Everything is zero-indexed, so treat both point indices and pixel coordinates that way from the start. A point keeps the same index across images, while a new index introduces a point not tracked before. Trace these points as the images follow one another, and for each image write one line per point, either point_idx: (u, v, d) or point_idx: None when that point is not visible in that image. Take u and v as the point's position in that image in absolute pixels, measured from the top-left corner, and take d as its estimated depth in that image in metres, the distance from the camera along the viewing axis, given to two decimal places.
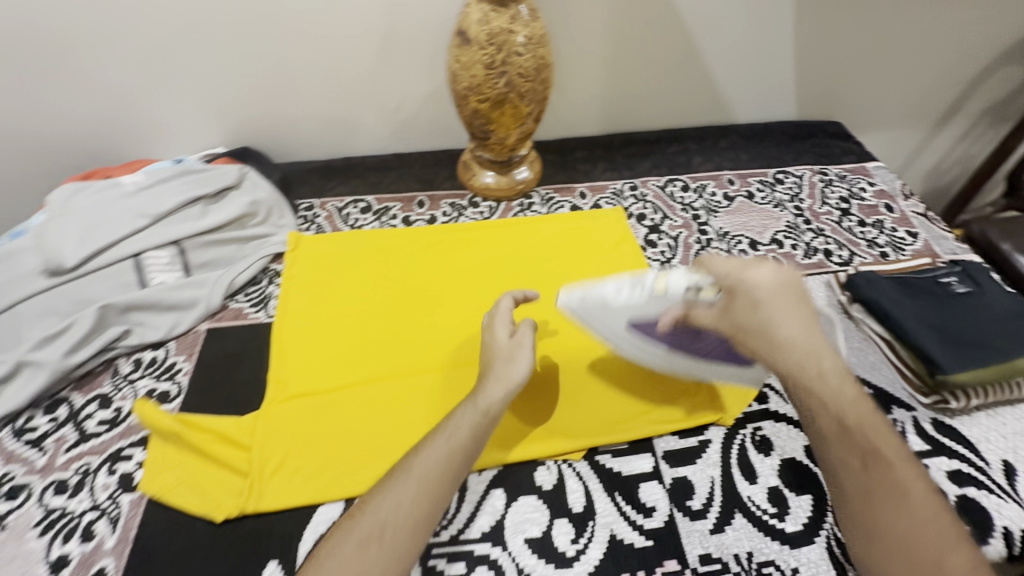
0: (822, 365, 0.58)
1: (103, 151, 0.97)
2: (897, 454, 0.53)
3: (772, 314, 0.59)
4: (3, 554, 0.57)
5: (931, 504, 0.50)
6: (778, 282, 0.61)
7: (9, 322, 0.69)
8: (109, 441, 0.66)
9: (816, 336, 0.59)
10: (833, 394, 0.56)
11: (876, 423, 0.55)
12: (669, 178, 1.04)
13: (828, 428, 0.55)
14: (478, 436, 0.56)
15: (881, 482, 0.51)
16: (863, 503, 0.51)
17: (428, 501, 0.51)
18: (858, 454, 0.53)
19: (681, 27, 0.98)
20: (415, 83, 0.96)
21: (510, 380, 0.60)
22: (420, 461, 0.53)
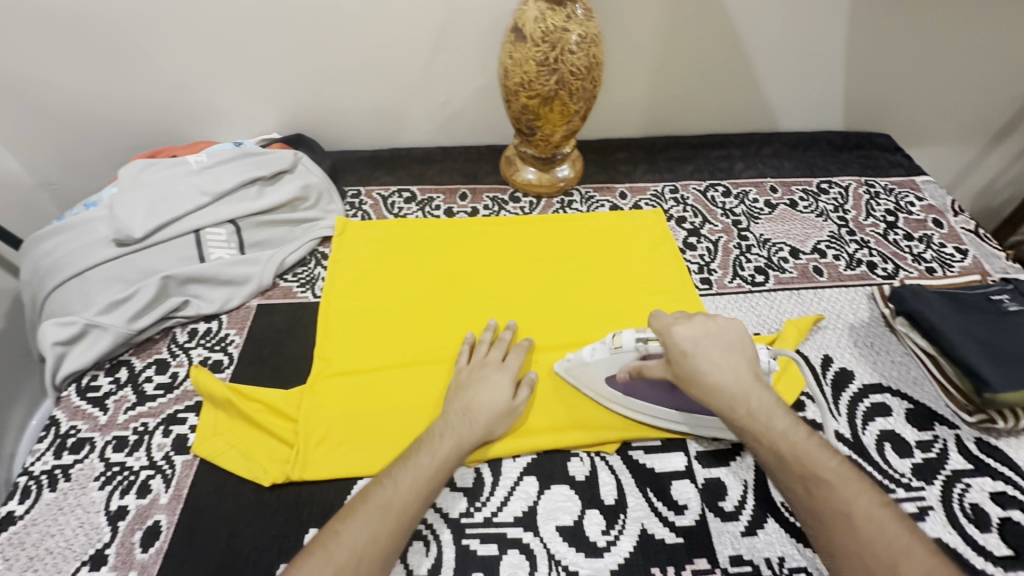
0: (751, 403, 0.57)
1: (167, 132, 1.01)
2: (840, 475, 0.53)
3: (701, 360, 0.59)
4: (67, 502, 0.61)
5: (879, 518, 0.50)
6: (700, 329, 0.61)
7: (79, 286, 0.73)
8: (165, 404, 0.69)
9: (748, 374, 0.59)
10: (765, 428, 0.56)
11: (813, 447, 0.55)
12: (711, 183, 1.04)
13: (768, 460, 0.56)
14: (445, 465, 0.57)
15: (829, 508, 0.51)
16: (820, 530, 0.51)
17: (399, 528, 0.52)
18: (800, 481, 0.53)
19: (732, 32, 0.98)
20: (465, 78, 0.98)
21: (481, 427, 0.62)
22: (383, 492, 0.53)
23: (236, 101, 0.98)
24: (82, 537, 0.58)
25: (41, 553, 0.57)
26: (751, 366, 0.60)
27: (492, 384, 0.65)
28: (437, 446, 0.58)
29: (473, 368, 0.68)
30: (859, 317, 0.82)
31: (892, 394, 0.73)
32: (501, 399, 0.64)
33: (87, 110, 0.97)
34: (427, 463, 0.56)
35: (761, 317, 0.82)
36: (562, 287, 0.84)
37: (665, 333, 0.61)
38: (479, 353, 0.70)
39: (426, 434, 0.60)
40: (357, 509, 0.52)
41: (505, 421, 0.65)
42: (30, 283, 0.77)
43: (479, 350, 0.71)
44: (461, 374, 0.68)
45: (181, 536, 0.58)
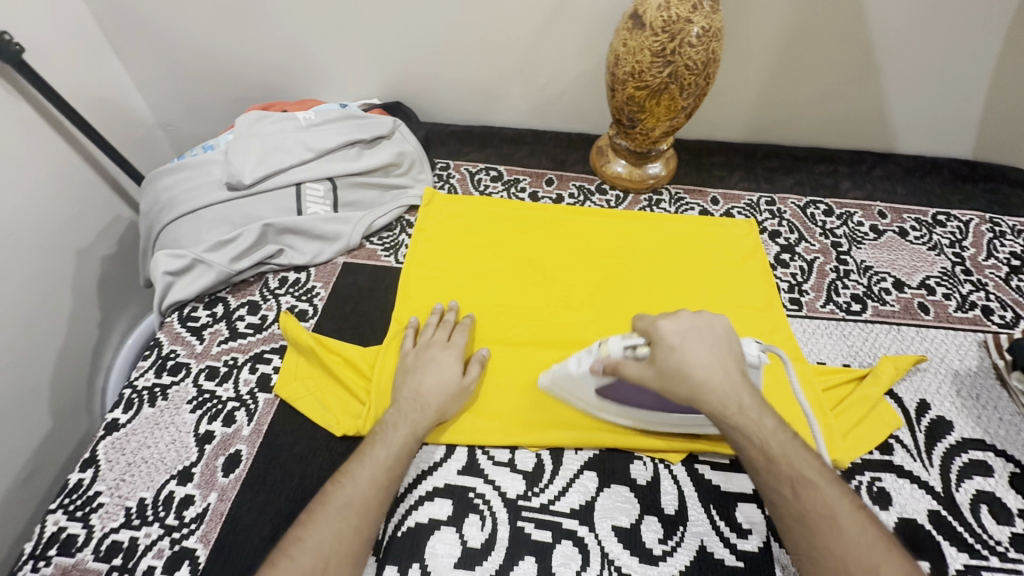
0: (743, 400, 0.55)
1: (278, 87, 1.07)
2: (824, 476, 0.52)
3: (692, 354, 0.56)
4: (163, 418, 0.66)
5: (859, 521, 0.50)
6: (691, 324, 0.58)
7: (192, 222, 0.79)
8: (254, 343, 0.74)
9: (735, 371, 0.56)
10: (755, 424, 0.54)
11: (797, 448, 0.54)
12: (812, 200, 0.98)
13: (755, 458, 0.54)
14: (403, 454, 0.58)
15: (814, 509, 0.50)
16: (804, 532, 0.50)
17: (364, 526, 0.52)
18: (788, 483, 0.52)
19: (867, 39, 0.90)
20: (568, 62, 0.96)
21: (432, 411, 0.62)
22: (342, 491, 0.53)
23: (345, 64, 1.01)
24: (173, 453, 0.63)
25: (137, 461, 0.62)
26: (739, 364, 0.57)
27: (440, 366, 0.65)
28: (392, 436, 0.58)
29: (420, 351, 0.68)
30: (966, 364, 0.75)
31: (996, 453, 0.67)
32: (450, 378, 0.64)
33: (211, 58, 1.02)
34: (388, 458, 0.57)
35: (852, 348, 0.77)
36: (644, 290, 0.81)
37: (652, 328, 0.58)
38: (425, 335, 0.70)
39: (380, 426, 0.60)
40: (317, 514, 0.52)
41: (455, 402, 0.64)
42: (148, 214, 0.84)
43: (426, 332, 0.71)
44: (408, 356, 0.68)
45: (257, 468, 0.62)
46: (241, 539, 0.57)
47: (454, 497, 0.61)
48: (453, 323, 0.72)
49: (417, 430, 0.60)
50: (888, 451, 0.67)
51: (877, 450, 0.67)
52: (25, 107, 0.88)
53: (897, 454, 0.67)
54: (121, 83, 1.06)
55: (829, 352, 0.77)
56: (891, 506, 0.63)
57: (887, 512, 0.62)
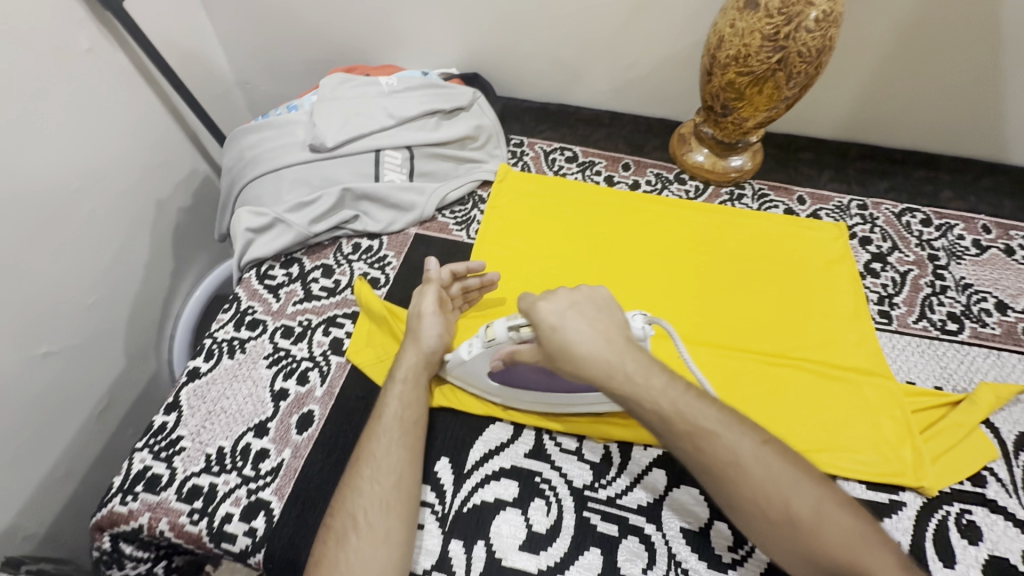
0: (628, 366, 0.54)
1: (359, 51, 1.06)
2: (722, 421, 0.52)
3: (572, 331, 0.54)
4: (241, 371, 0.67)
5: (763, 458, 0.50)
6: (568, 300, 0.57)
7: (274, 181, 0.80)
8: (328, 306, 0.74)
9: (620, 338, 0.55)
10: (641, 386, 0.53)
11: (688, 398, 0.53)
12: (908, 207, 0.91)
13: (651, 421, 0.53)
14: (412, 405, 0.59)
15: (718, 461, 0.50)
16: (713, 484, 0.51)
17: (402, 482, 0.54)
18: (687, 439, 0.51)
19: (998, 37, 0.81)
20: (660, 43, 0.91)
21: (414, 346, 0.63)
22: (370, 451, 0.55)
23: (427, 31, 0.99)
24: (250, 406, 0.64)
25: (217, 410, 0.64)
26: (625, 331, 0.56)
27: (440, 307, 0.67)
28: (397, 390, 0.60)
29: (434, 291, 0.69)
30: None
31: None
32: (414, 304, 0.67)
33: (294, 16, 1.02)
34: (388, 409, 0.58)
35: (945, 369, 0.72)
36: (719, 286, 0.78)
37: (533, 309, 0.56)
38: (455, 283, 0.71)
39: (388, 382, 0.61)
40: (350, 475, 0.54)
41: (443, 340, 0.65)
42: (230, 170, 0.85)
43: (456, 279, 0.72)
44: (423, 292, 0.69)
45: (329, 429, 0.63)
46: (314, 497, 0.58)
47: (519, 479, 0.61)
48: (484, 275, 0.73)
49: (420, 379, 0.62)
50: (981, 483, 0.63)
51: (969, 481, 0.63)
52: (120, 55, 0.90)
53: (991, 488, 0.62)
54: (206, 37, 1.07)
55: (919, 372, 0.72)
56: (982, 541, 0.59)
57: (976, 547, 0.58)
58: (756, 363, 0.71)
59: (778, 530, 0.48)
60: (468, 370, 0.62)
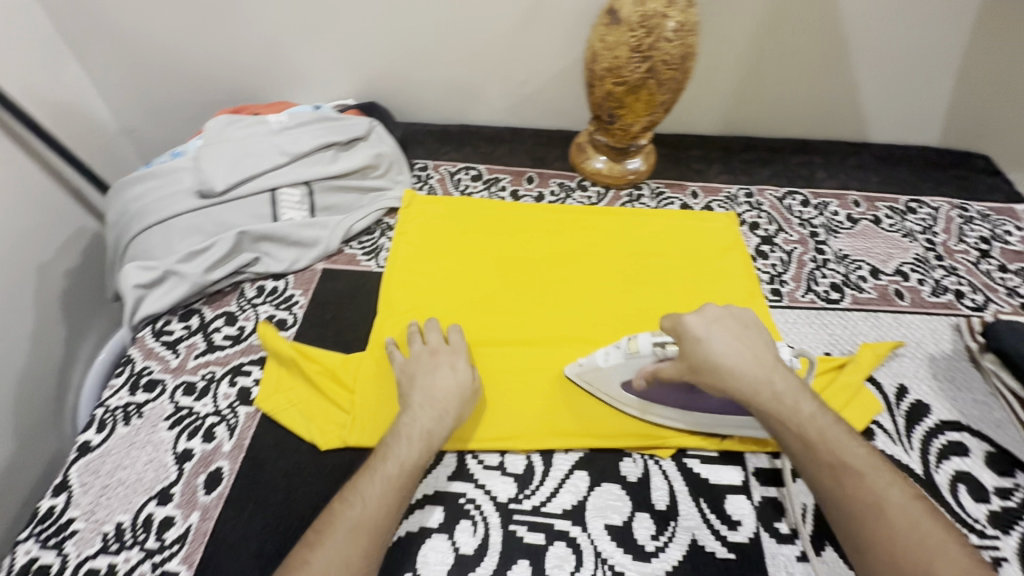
0: (776, 385, 0.56)
1: (250, 89, 1.04)
2: (870, 463, 0.52)
3: (720, 344, 0.57)
4: (139, 438, 0.63)
5: (909, 510, 0.49)
6: (716, 317, 0.60)
7: (161, 232, 0.76)
8: (232, 355, 0.71)
9: (768, 357, 0.58)
10: (790, 410, 0.55)
11: (840, 434, 0.53)
12: (789, 190, 0.99)
13: (794, 445, 0.54)
14: (414, 469, 0.56)
15: (858, 499, 0.50)
16: (848, 520, 0.50)
17: (372, 546, 0.51)
18: (829, 470, 0.52)
19: (837, 30, 0.92)
20: (546, 59, 0.96)
21: (451, 417, 0.60)
22: (350, 511, 0.52)
23: (319, 64, 0.99)
24: (151, 473, 0.61)
25: (114, 482, 0.60)
26: (772, 352, 0.59)
27: (450, 370, 0.64)
28: (404, 449, 0.56)
29: (423, 356, 0.66)
30: (940, 347, 0.78)
31: (970, 433, 0.69)
32: (457, 383, 0.63)
33: (179, 60, 1.00)
34: (398, 468, 0.55)
35: (833, 336, 0.78)
36: (627, 285, 0.81)
37: (678, 323, 0.59)
38: (417, 344, 0.68)
39: (392, 436, 0.58)
40: (324, 536, 0.50)
41: (469, 403, 0.63)
42: (115, 225, 0.81)
43: (415, 341, 0.68)
44: (406, 366, 0.65)
45: (240, 484, 0.60)
46: (227, 559, 0.55)
47: (444, 503, 0.61)
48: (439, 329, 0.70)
49: (427, 454, 0.57)
50: (871, 436, 0.68)
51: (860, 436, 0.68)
52: None
53: (879, 439, 0.68)
54: (82, 87, 1.02)
55: (810, 341, 0.78)
56: None
57: None
58: None
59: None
60: (601, 376, 0.66)
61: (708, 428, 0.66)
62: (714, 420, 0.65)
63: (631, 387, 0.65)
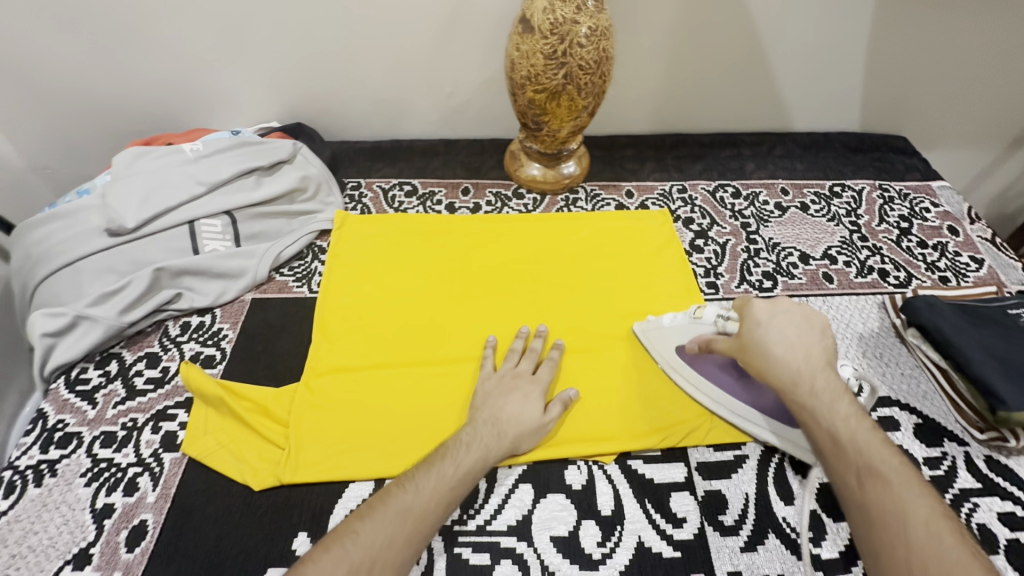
0: (816, 382, 0.57)
1: (167, 117, 1.00)
2: (899, 473, 0.50)
3: (772, 334, 0.61)
4: (52, 498, 0.59)
5: (936, 529, 0.45)
6: (783, 311, 0.63)
7: (70, 276, 0.72)
8: (155, 399, 0.68)
9: (821, 357, 0.59)
10: (826, 410, 0.55)
11: (874, 441, 0.52)
12: (720, 183, 1.02)
13: (823, 444, 0.55)
14: (469, 475, 0.56)
15: (878, 506, 0.48)
16: (864, 526, 0.49)
17: (415, 536, 0.50)
18: (853, 472, 0.51)
19: (748, 26, 0.95)
20: (470, 69, 0.95)
21: (508, 441, 0.61)
22: (404, 496, 0.52)
23: (237, 87, 0.96)
24: (66, 535, 0.57)
25: (23, 551, 0.56)
26: (829, 355, 0.60)
27: (523, 399, 0.64)
28: (463, 456, 0.57)
29: (503, 377, 0.67)
30: (869, 326, 0.80)
31: (900, 408, 0.71)
32: (531, 416, 0.63)
33: (86, 92, 0.95)
34: (454, 470, 0.55)
35: None
36: (570, 291, 0.82)
37: (745, 307, 0.65)
38: (507, 364, 0.69)
39: (453, 441, 0.58)
40: (376, 510, 0.50)
41: (532, 437, 0.63)
42: (20, 272, 0.76)
43: (507, 360, 0.70)
44: (490, 381, 0.67)
45: (166, 537, 0.57)
46: None
47: None
48: (539, 354, 0.71)
49: (478, 471, 0.57)
50: None
51: None
52: None
53: None
54: None
55: None
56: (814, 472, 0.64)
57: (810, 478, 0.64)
58: (609, 357, 0.74)
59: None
60: (659, 339, 0.73)
61: (771, 437, 0.65)
62: (780, 430, 0.65)
63: (684, 352, 0.71)
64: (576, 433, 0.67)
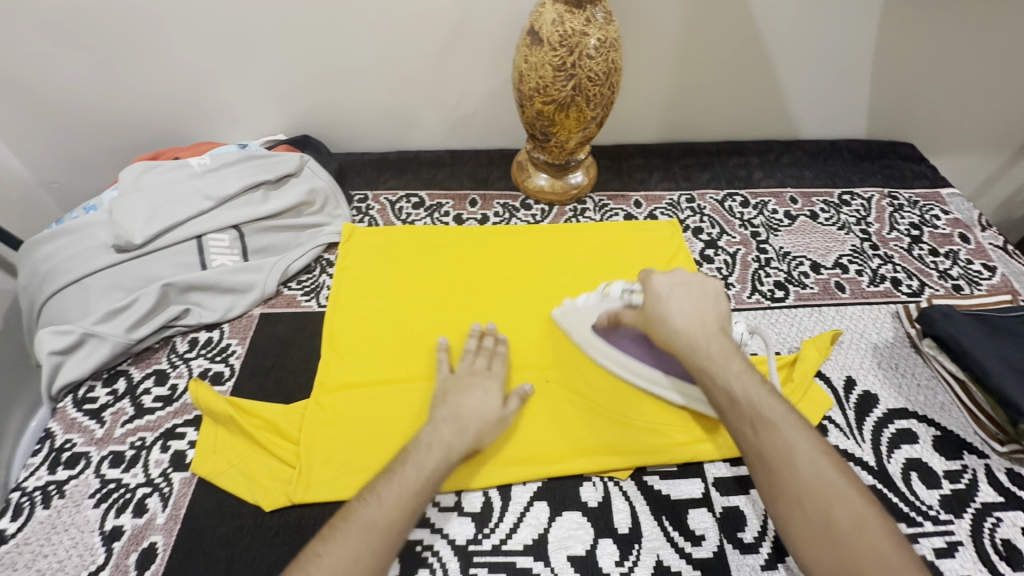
0: (711, 346, 0.60)
1: (174, 131, 1.00)
2: (786, 418, 0.52)
3: (672, 304, 0.64)
4: (60, 521, 0.58)
5: (819, 462, 0.49)
6: (681, 283, 0.66)
7: (78, 293, 0.71)
8: (164, 418, 0.67)
9: (712, 321, 0.62)
10: (721, 369, 0.58)
11: (761, 390, 0.55)
12: (729, 192, 1.01)
13: (721, 401, 0.57)
14: (432, 478, 0.54)
15: (771, 450, 0.51)
16: (762, 472, 0.51)
17: (380, 547, 0.48)
18: (747, 422, 0.54)
19: (753, 35, 0.95)
20: (477, 81, 0.95)
21: (470, 436, 0.59)
22: (366, 509, 0.50)
23: (243, 101, 0.96)
24: (75, 559, 0.56)
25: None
26: (720, 320, 0.63)
27: (482, 394, 0.64)
28: (423, 458, 0.55)
29: (461, 376, 0.66)
30: (883, 336, 0.79)
31: (919, 420, 0.70)
32: (491, 408, 0.63)
33: (92, 107, 0.96)
34: (416, 476, 0.53)
35: (780, 335, 0.79)
36: None
37: (648, 279, 0.68)
38: (466, 362, 0.69)
39: (414, 445, 0.56)
40: (338, 531, 0.48)
41: (495, 429, 0.62)
42: (27, 289, 0.76)
43: (466, 358, 0.69)
44: (446, 382, 0.66)
45: (175, 560, 0.56)
46: None
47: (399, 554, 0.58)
48: (491, 350, 0.71)
49: (441, 475, 0.55)
50: (824, 433, 0.69)
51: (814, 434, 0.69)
52: None
53: (832, 434, 0.69)
54: None
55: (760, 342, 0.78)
56: None
57: None
58: None
59: (812, 528, 0.47)
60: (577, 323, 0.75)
61: (700, 407, 0.66)
62: (690, 393, 0.67)
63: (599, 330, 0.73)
64: (549, 432, 0.67)
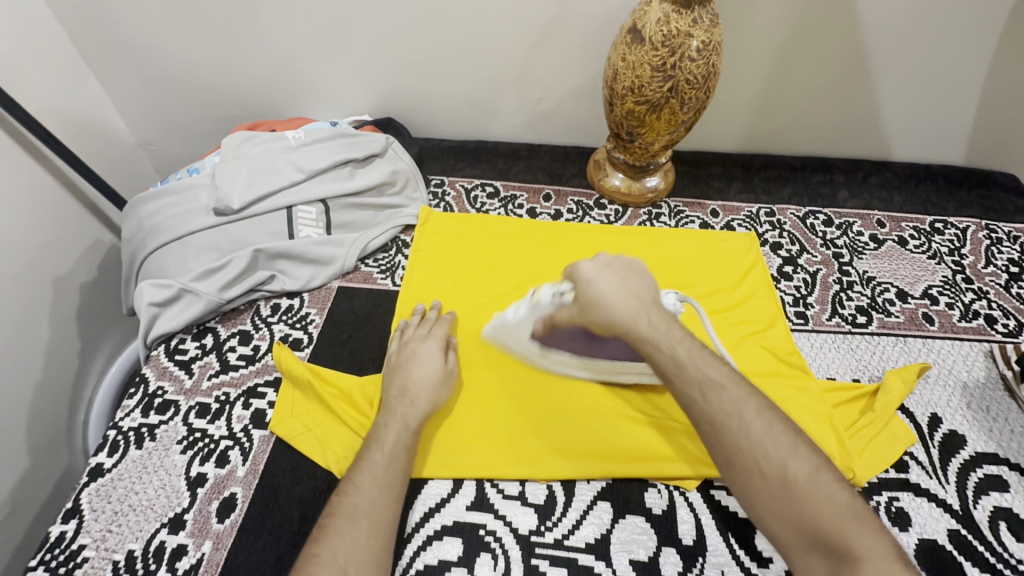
0: (650, 317, 0.56)
1: (268, 105, 1.04)
2: (730, 378, 0.52)
3: (603, 283, 0.59)
4: (151, 461, 0.62)
5: (767, 418, 0.49)
6: (610, 262, 0.61)
7: (178, 250, 0.76)
8: (246, 376, 0.70)
9: (645, 297, 0.58)
10: (663, 335, 0.55)
11: (704, 353, 0.54)
12: (811, 210, 0.98)
13: (664, 365, 0.54)
14: (398, 449, 0.57)
15: (721, 411, 0.50)
16: (714, 435, 0.50)
17: (378, 530, 0.51)
18: (696, 386, 0.52)
19: (856, 49, 0.91)
20: (564, 77, 0.95)
21: (423, 403, 0.62)
22: (349, 499, 0.52)
23: (336, 80, 0.99)
24: (163, 499, 0.59)
25: (124, 509, 0.59)
26: (651, 294, 0.59)
27: (424, 357, 0.66)
28: (386, 435, 0.58)
29: (403, 348, 0.68)
30: (973, 375, 0.75)
31: (1010, 467, 0.66)
32: (433, 368, 0.65)
33: (196, 77, 1.01)
34: (393, 460, 0.56)
35: (861, 361, 0.76)
36: None
37: (574, 271, 0.61)
38: (407, 333, 0.70)
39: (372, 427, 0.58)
40: (329, 525, 0.49)
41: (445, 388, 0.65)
42: (129, 242, 0.81)
43: (406, 329, 0.71)
44: (394, 354, 0.68)
45: (253, 512, 0.59)
46: None
47: (463, 536, 0.59)
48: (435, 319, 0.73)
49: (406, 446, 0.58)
50: (904, 468, 0.66)
51: (893, 468, 0.66)
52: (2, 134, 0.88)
53: (912, 472, 0.66)
54: (100, 102, 1.05)
55: (837, 367, 0.76)
56: (911, 527, 0.61)
57: (907, 533, 0.61)
58: None
59: (768, 487, 0.46)
60: (511, 334, 0.66)
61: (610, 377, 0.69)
62: (599, 368, 0.68)
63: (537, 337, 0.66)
64: (534, 404, 0.68)
